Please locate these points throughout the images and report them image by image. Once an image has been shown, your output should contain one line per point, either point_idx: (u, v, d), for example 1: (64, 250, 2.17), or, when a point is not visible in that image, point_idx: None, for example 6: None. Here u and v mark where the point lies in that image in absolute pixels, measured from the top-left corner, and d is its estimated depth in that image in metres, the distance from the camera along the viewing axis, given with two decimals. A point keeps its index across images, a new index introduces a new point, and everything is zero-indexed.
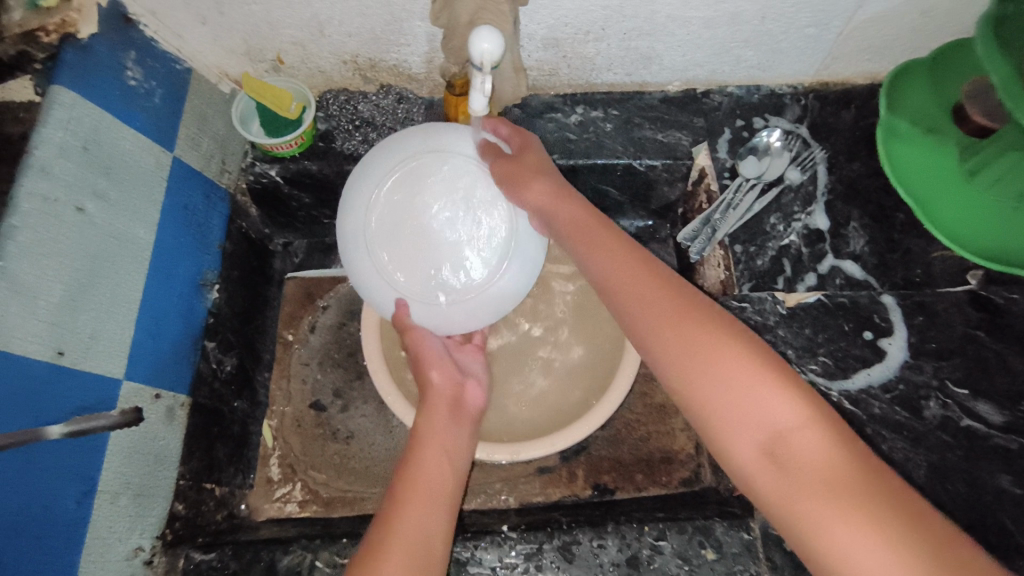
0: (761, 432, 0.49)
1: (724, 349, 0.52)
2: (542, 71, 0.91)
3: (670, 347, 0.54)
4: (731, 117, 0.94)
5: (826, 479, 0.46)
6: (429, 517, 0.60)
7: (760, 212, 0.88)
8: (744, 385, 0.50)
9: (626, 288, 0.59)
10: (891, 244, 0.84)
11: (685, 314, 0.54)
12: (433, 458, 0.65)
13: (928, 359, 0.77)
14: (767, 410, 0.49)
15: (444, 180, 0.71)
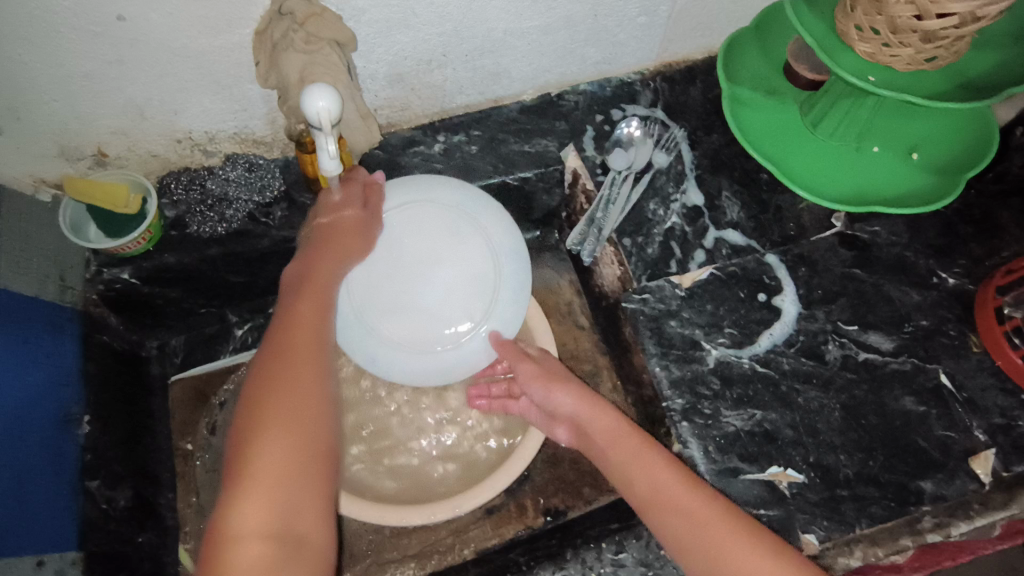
0: (718, 553, 0.56)
1: (678, 478, 0.61)
2: (394, 108, 0.87)
3: (717, 547, 0.56)
4: (590, 113, 0.94)
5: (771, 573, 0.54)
6: (291, 456, 0.53)
7: (639, 201, 0.89)
8: (692, 510, 0.59)
9: (671, 507, 0.60)
10: (762, 205, 0.88)
11: (725, 527, 0.57)
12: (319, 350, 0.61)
13: (818, 306, 0.81)
14: (718, 532, 0.57)
15: (467, 245, 0.74)
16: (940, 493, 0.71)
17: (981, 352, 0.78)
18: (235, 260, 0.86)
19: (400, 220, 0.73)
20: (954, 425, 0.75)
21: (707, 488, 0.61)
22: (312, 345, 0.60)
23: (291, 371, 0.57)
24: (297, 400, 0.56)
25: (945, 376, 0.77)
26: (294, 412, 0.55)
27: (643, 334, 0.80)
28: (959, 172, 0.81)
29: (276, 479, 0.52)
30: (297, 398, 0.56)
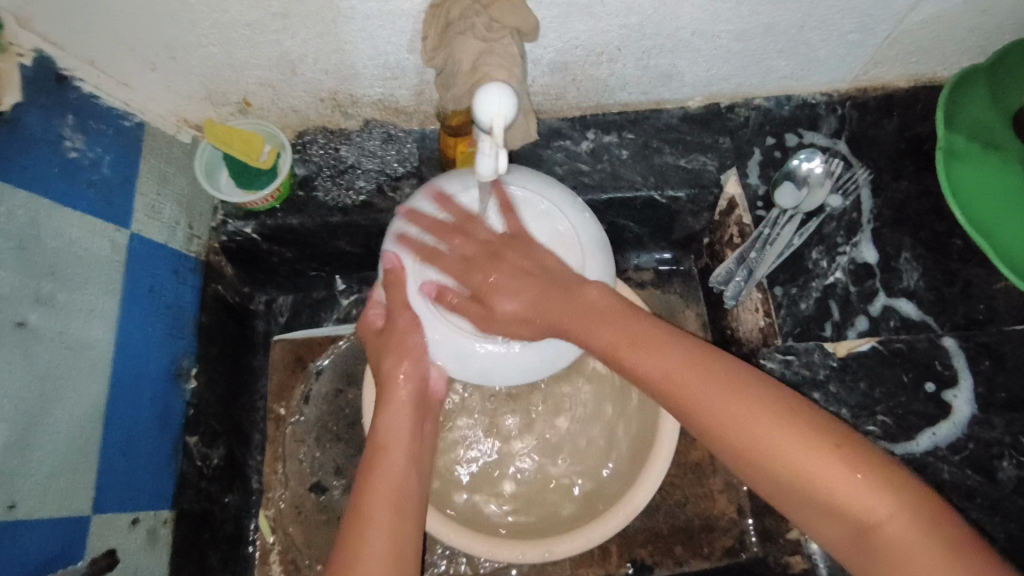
0: (757, 442, 0.47)
1: (689, 364, 0.51)
2: (548, 96, 0.79)
3: (713, 407, 0.49)
4: (761, 134, 0.83)
5: (821, 464, 0.45)
6: (390, 495, 0.56)
7: (801, 247, 0.79)
8: (748, 418, 0.48)
9: (648, 346, 0.53)
10: (948, 276, 0.75)
11: (757, 407, 0.48)
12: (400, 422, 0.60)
13: (998, 411, 0.69)
14: (753, 419, 0.48)
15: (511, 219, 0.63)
16: None
17: None
18: (356, 231, 0.82)
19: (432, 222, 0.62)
20: None
21: (739, 371, 0.50)
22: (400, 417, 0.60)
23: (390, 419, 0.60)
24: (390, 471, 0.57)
25: None
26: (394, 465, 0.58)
27: None
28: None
29: (385, 521, 0.55)
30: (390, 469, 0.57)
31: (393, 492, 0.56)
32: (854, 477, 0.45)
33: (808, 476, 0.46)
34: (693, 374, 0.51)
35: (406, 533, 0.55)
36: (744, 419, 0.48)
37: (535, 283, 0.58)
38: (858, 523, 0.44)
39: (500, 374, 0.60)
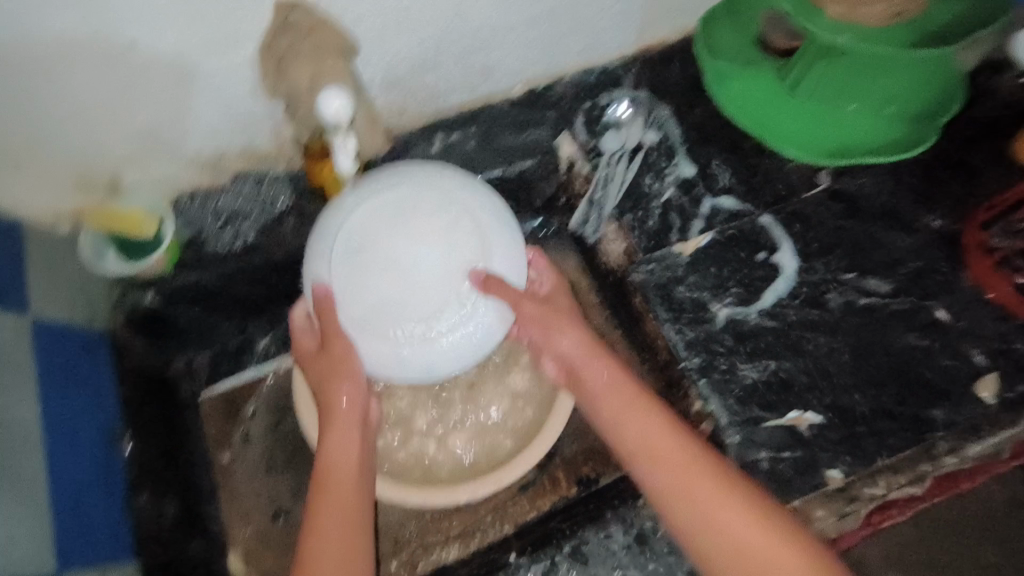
0: (684, 484, 0.59)
1: (636, 409, 0.64)
2: (391, 112, 0.91)
3: (653, 445, 0.62)
4: (579, 100, 0.99)
5: (724, 508, 0.57)
6: (341, 502, 0.61)
7: (636, 177, 0.92)
8: (665, 447, 0.61)
9: (617, 400, 0.66)
10: (751, 169, 0.92)
11: (684, 451, 0.61)
12: (341, 442, 0.66)
13: (815, 259, 0.86)
14: (675, 451, 0.61)
15: (422, 215, 0.66)
16: (952, 418, 0.74)
17: (972, 285, 0.82)
18: (253, 273, 0.88)
19: (351, 222, 0.66)
20: (956, 354, 0.78)
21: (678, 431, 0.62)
22: (351, 423, 0.67)
23: (338, 436, 0.66)
24: (340, 483, 0.63)
25: (943, 310, 0.81)
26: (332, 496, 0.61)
27: (653, 300, 0.84)
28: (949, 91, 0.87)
29: (339, 517, 0.60)
30: (339, 482, 0.63)
31: (345, 501, 0.61)
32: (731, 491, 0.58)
33: (704, 507, 0.58)
34: (634, 413, 0.64)
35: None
36: (681, 473, 0.60)
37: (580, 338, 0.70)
38: (735, 547, 0.55)
39: (440, 364, 0.68)
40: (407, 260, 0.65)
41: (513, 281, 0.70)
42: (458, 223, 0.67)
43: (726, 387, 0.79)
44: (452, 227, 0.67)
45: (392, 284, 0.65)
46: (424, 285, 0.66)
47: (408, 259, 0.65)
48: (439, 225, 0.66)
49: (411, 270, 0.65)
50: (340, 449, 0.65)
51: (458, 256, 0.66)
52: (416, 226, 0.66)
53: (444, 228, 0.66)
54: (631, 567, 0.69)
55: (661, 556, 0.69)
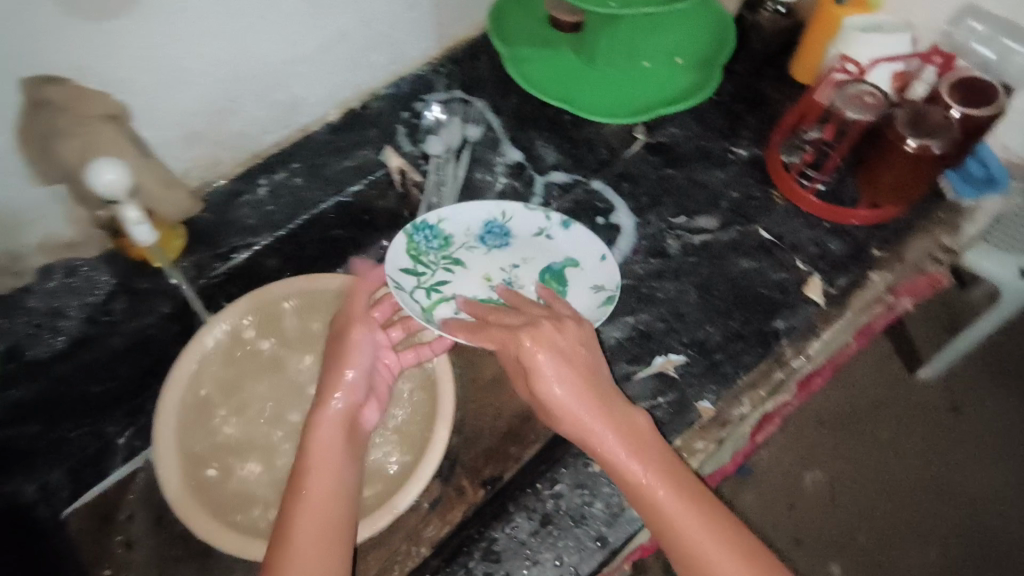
0: (675, 514, 0.59)
1: (640, 452, 0.62)
2: (202, 167, 0.86)
3: (648, 483, 0.60)
4: (396, 112, 0.98)
5: (711, 546, 0.57)
6: (316, 508, 0.63)
7: (467, 173, 0.94)
8: (664, 487, 0.60)
9: (616, 442, 0.62)
10: (573, 141, 0.96)
11: (683, 492, 0.60)
12: (319, 450, 0.67)
13: (648, 212, 0.90)
14: (669, 488, 0.60)
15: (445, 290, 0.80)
16: (792, 325, 0.81)
17: (783, 202, 0.90)
18: (90, 368, 0.81)
19: None
20: (784, 267, 0.85)
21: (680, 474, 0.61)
22: (337, 427, 0.69)
23: (319, 438, 0.68)
24: (324, 490, 0.65)
25: (764, 231, 0.88)
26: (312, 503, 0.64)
27: None
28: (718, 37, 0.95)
29: (315, 520, 0.62)
30: (323, 488, 0.65)
31: (326, 511, 0.63)
32: (719, 529, 0.58)
33: (690, 534, 0.58)
34: (641, 454, 0.62)
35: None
36: (680, 506, 0.59)
37: (586, 394, 0.63)
38: None
39: None
40: None
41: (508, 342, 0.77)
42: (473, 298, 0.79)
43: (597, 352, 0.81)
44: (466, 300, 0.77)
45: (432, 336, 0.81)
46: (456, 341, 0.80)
47: None
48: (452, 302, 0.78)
49: None
50: (319, 462, 0.67)
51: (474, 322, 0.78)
52: None
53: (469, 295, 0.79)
54: (541, 549, 0.70)
55: (567, 531, 0.71)
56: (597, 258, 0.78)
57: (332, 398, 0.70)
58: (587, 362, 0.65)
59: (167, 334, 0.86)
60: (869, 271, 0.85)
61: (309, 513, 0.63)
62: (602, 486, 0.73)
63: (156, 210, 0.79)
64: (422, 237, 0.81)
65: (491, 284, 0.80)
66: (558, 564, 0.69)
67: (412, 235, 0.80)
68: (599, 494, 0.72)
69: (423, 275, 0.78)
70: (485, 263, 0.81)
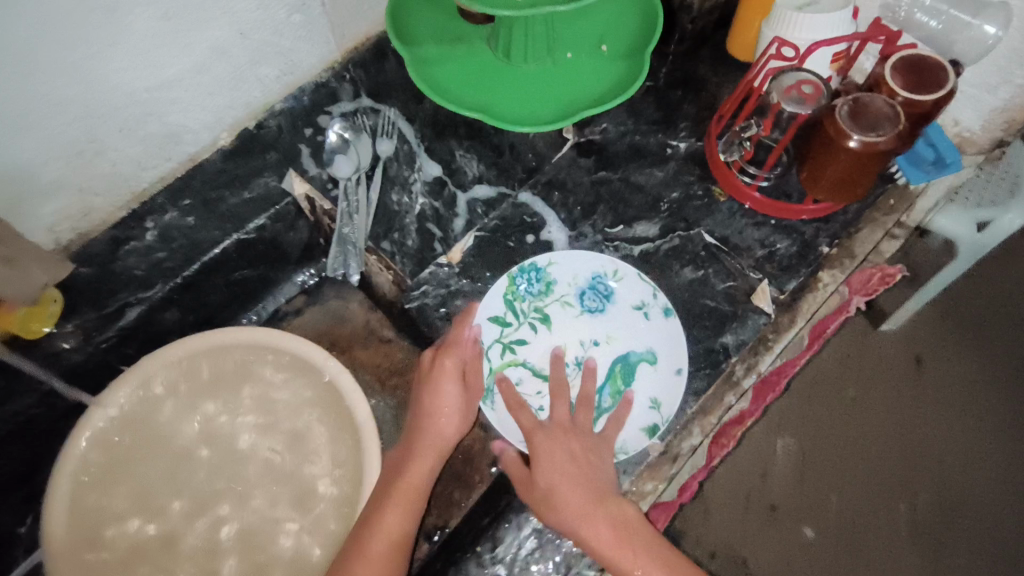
0: None
1: (631, 539, 0.64)
2: (74, 217, 0.74)
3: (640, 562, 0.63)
4: (298, 130, 0.87)
5: None
6: (410, 496, 0.66)
7: (381, 197, 0.85)
8: (655, 566, 0.63)
9: (614, 526, 0.64)
10: (497, 148, 0.87)
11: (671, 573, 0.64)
12: (423, 461, 0.69)
13: (582, 222, 0.83)
14: (658, 567, 0.63)
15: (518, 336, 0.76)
16: (741, 339, 0.75)
17: (726, 200, 0.83)
18: None
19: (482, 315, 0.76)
20: (730, 274, 0.78)
21: (668, 552, 0.65)
22: (439, 450, 0.70)
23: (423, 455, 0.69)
24: (386, 538, 0.63)
25: (708, 234, 0.81)
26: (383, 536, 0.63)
27: (438, 325, 0.77)
28: (653, 19, 0.82)
29: (384, 564, 0.62)
30: (386, 537, 0.63)
31: (394, 545, 0.63)
32: None
33: None
34: (636, 535, 0.64)
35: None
36: None
37: (586, 473, 0.66)
38: None
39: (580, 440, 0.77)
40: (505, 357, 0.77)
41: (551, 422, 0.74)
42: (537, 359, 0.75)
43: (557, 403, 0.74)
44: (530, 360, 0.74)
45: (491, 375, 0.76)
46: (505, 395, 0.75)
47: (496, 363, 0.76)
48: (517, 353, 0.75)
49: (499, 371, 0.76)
50: (410, 482, 0.67)
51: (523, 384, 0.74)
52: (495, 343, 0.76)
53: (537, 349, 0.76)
54: None
55: None
56: (670, 371, 0.72)
57: (442, 421, 0.71)
58: (578, 445, 0.68)
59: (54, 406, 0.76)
60: (819, 271, 0.79)
61: (368, 565, 0.61)
62: (545, 546, 0.69)
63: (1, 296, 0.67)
64: (527, 279, 0.77)
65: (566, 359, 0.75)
66: None
67: (515, 276, 0.76)
68: (542, 555, 0.69)
69: (506, 329, 0.75)
70: (574, 327, 0.77)
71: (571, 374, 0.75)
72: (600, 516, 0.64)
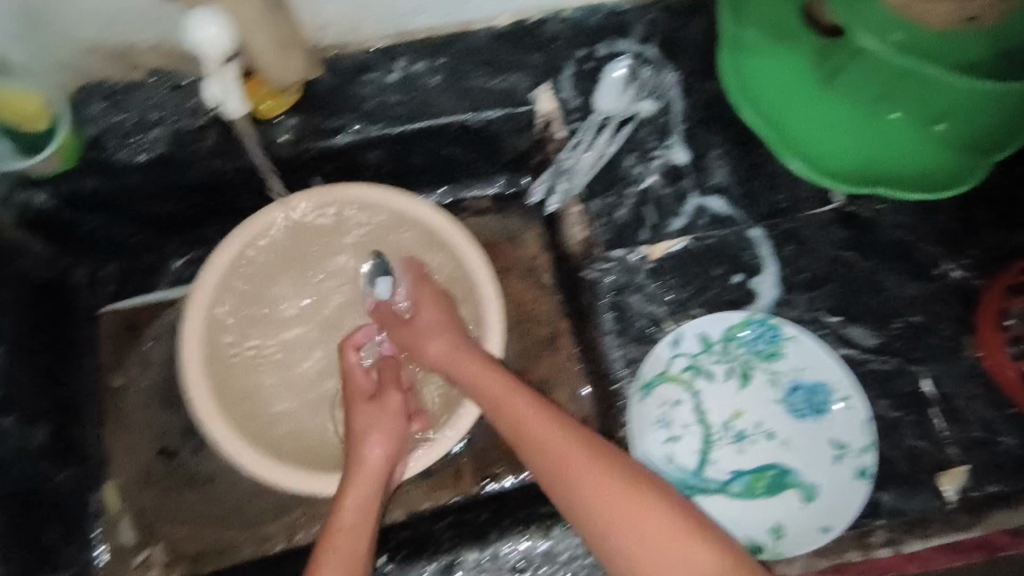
0: None
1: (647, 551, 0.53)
2: (342, 27, 0.75)
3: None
4: (573, 45, 0.80)
5: None
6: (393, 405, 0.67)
7: (616, 154, 0.79)
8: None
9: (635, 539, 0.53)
10: (754, 169, 0.77)
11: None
12: (421, 335, 0.71)
13: (799, 292, 0.73)
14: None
15: (716, 384, 0.70)
16: (898, 506, 0.65)
17: (972, 356, 0.70)
18: (168, 187, 0.78)
19: (705, 339, 0.71)
20: (927, 436, 0.67)
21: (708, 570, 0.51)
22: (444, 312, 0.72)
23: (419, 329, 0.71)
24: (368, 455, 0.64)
25: (929, 382, 0.69)
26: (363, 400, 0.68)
27: (603, 305, 0.74)
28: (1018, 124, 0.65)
29: (357, 482, 0.63)
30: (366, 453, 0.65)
31: (365, 467, 0.64)
32: None
33: None
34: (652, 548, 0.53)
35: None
36: None
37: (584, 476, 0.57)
38: None
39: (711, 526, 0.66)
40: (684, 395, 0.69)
41: (684, 474, 0.67)
42: (713, 417, 0.69)
43: (705, 467, 0.67)
44: (711, 404, 0.69)
45: (664, 399, 0.69)
46: (663, 425, 0.69)
47: (674, 389, 0.70)
48: (703, 393, 0.69)
49: (676, 402, 0.69)
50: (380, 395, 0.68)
51: (685, 420, 0.68)
52: (689, 376, 0.70)
53: (720, 406, 0.69)
54: None
55: None
56: (814, 523, 0.64)
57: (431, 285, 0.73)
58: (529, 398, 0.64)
59: (246, 184, 0.80)
60: None
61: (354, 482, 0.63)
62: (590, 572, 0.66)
63: (262, 72, 0.70)
64: (761, 332, 0.71)
65: (732, 424, 0.68)
66: None
67: (752, 322, 0.71)
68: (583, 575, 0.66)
69: (704, 354, 0.70)
70: (766, 408, 0.69)
71: (719, 434, 0.68)
72: (515, 412, 0.63)
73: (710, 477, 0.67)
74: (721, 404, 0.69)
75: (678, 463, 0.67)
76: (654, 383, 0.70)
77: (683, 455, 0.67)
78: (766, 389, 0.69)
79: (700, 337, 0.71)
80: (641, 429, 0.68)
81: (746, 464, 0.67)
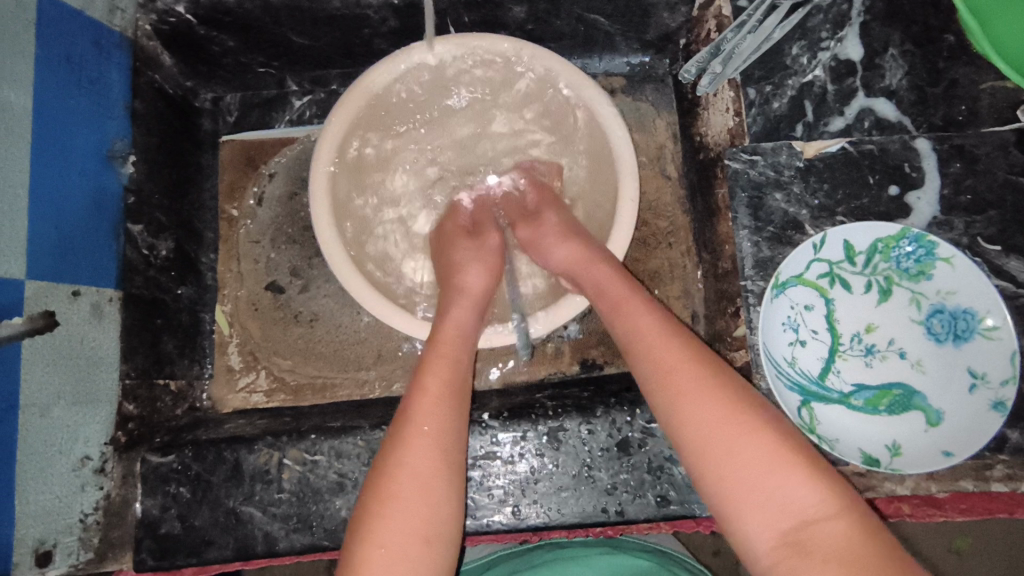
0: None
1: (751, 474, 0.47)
2: None
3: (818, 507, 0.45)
4: None
5: None
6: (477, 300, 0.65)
7: (780, 41, 0.72)
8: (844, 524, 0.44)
9: (736, 459, 0.48)
10: (934, 75, 0.70)
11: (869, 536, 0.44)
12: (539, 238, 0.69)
13: (959, 214, 0.68)
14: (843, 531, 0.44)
15: (851, 295, 0.68)
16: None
17: None
18: (300, 16, 0.73)
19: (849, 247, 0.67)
20: None
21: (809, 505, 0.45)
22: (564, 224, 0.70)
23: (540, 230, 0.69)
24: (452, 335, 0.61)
25: None
26: (467, 270, 0.67)
27: (739, 199, 0.70)
28: None
29: (441, 356, 0.59)
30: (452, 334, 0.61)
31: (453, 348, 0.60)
32: None
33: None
34: (756, 471, 0.47)
35: (433, 447, 0.53)
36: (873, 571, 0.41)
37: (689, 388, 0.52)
38: None
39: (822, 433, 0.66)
40: (817, 302, 0.68)
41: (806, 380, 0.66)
42: (842, 327, 0.68)
43: (828, 376, 0.66)
44: (841, 314, 0.68)
45: (797, 303, 0.68)
46: (792, 327, 0.67)
47: (807, 295, 0.68)
48: (837, 302, 0.68)
49: (807, 307, 0.68)
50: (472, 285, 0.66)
51: (814, 326, 0.68)
52: (824, 283, 0.68)
53: (851, 317, 0.68)
54: (600, 468, 0.65)
55: (635, 470, 0.65)
56: (935, 446, 0.62)
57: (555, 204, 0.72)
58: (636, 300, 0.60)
59: (382, 25, 0.76)
60: None
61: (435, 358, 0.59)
62: None
63: None
64: (912, 249, 0.66)
65: (863, 337, 0.67)
66: (607, 490, 0.65)
67: (905, 237, 0.66)
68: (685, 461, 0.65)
69: (846, 263, 0.67)
70: (903, 327, 0.67)
71: (848, 346, 0.67)
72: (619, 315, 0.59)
73: (831, 386, 0.66)
74: (852, 316, 0.68)
75: (801, 368, 0.66)
76: (789, 284, 0.67)
77: (807, 361, 0.67)
78: (903, 309, 0.67)
79: (844, 244, 0.67)
80: (769, 328, 0.66)
81: (872, 379, 0.66)
